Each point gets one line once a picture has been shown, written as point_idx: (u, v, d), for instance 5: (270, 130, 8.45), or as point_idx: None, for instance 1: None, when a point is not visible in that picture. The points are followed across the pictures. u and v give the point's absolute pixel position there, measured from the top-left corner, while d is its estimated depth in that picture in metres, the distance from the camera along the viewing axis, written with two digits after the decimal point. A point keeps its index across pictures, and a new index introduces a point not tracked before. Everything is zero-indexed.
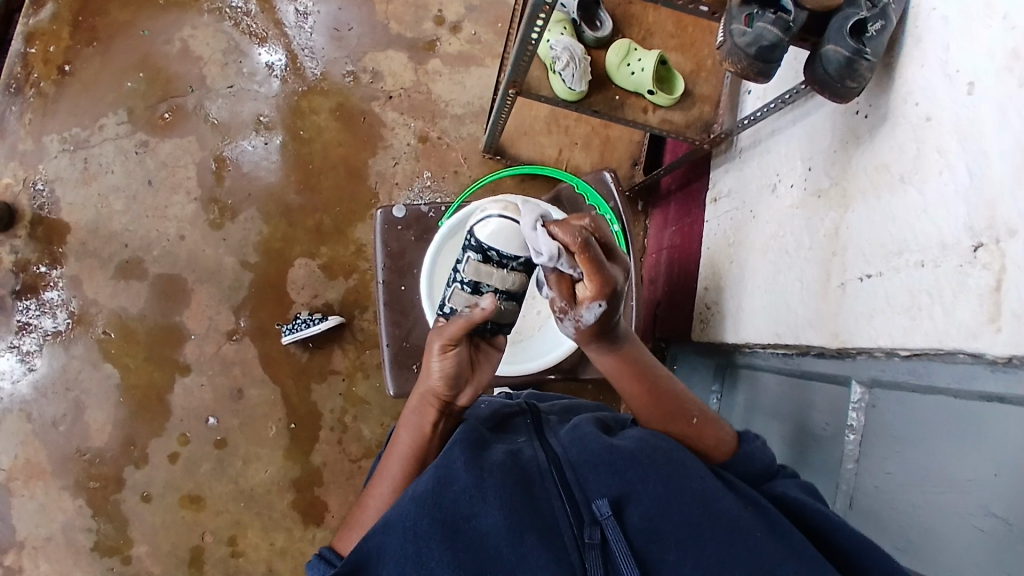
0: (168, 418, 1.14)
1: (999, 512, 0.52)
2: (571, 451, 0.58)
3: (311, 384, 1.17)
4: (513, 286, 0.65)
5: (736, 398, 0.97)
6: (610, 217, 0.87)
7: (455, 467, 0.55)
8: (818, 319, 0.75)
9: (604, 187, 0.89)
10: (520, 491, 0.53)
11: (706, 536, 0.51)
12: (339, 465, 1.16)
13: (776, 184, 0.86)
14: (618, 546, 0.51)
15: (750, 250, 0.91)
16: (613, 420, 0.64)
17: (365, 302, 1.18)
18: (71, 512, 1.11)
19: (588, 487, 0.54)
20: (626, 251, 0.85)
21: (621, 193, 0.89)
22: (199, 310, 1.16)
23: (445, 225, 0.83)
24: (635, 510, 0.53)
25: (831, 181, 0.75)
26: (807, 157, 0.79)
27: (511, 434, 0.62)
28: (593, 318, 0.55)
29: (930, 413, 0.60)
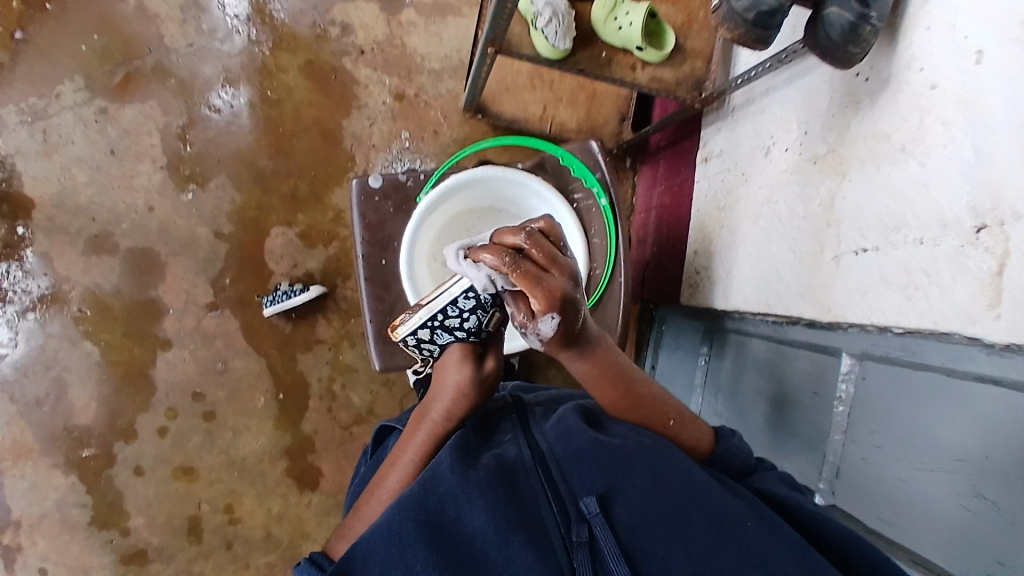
0: (154, 393, 1.13)
1: (988, 495, 0.53)
2: (558, 449, 0.58)
3: (297, 353, 1.17)
4: (489, 325, 0.61)
5: (723, 362, 0.97)
6: (598, 190, 0.83)
7: (442, 469, 0.55)
8: (808, 292, 0.74)
9: (589, 157, 0.84)
10: (506, 492, 0.53)
11: (694, 527, 0.51)
12: (330, 432, 1.18)
13: (770, 147, 0.82)
14: (605, 542, 0.51)
15: (741, 216, 0.88)
16: (597, 410, 0.65)
17: (347, 270, 1.16)
18: (62, 490, 1.10)
19: (576, 487, 0.55)
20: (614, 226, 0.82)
21: (608, 162, 0.84)
22: (176, 284, 1.13)
23: (425, 201, 0.79)
24: (622, 506, 0.53)
25: (827, 148, 0.71)
26: (804, 119, 0.76)
27: (499, 434, 0.62)
28: (554, 329, 0.49)
29: (920, 392, 0.60)
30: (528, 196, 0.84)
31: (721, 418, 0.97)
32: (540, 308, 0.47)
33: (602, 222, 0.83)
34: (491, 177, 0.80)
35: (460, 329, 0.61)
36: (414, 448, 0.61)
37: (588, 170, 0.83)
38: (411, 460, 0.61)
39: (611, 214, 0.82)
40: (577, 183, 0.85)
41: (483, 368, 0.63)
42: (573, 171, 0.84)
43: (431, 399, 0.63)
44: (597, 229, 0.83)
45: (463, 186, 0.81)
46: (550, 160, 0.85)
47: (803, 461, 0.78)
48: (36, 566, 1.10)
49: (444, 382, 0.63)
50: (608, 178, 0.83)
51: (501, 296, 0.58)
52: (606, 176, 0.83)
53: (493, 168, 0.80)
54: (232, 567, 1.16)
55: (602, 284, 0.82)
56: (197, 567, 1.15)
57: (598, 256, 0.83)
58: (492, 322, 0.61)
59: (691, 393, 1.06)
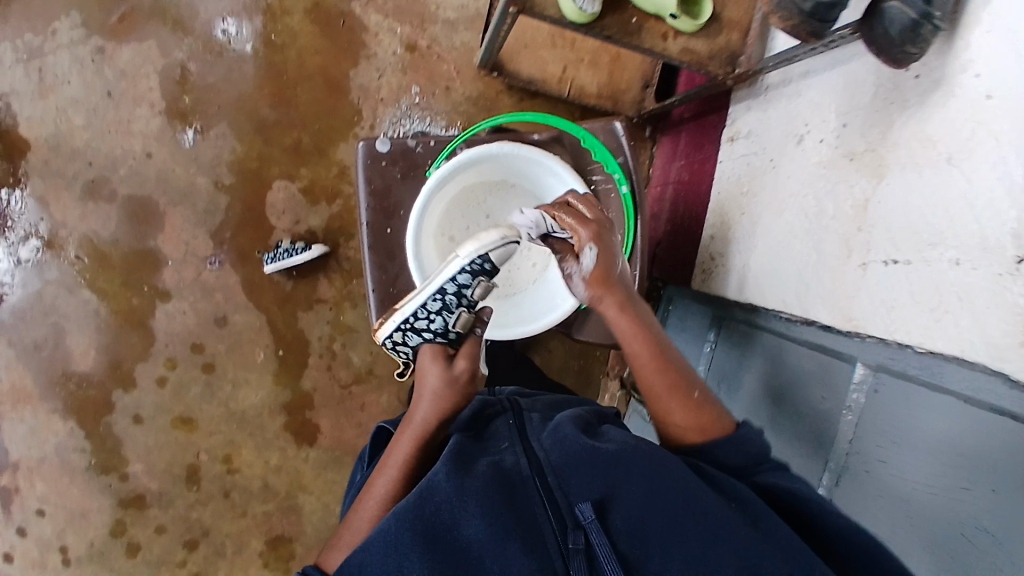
0: (153, 343, 1.12)
1: (990, 529, 0.52)
2: (553, 454, 0.57)
3: (297, 311, 1.15)
4: (461, 327, 0.66)
5: (730, 349, 0.94)
6: (619, 175, 0.78)
7: (437, 480, 0.54)
8: (830, 296, 0.71)
9: (613, 139, 0.80)
10: (503, 497, 0.52)
11: (690, 534, 0.51)
12: (329, 390, 1.18)
13: (804, 135, 0.77)
14: (602, 550, 0.50)
15: (765, 205, 0.84)
16: (592, 417, 0.64)
17: (350, 229, 1.14)
18: (62, 434, 1.11)
19: (573, 493, 0.53)
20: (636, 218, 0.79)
21: (632, 146, 0.80)
22: (175, 235, 1.10)
23: (435, 177, 0.74)
24: (618, 514, 0.52)
25: (867, 145, 0.66)
26: (843, 110, 0.70)
27: (494, 437, 0.61)
28: (594, 261, 0.68)
29: (935, 414, 0.58)
30: (543, 173, 0.80)
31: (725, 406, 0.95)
32: (588, 238, 0.67)
33: (620, 209, 0.79)
34: (506, 153, 0.76)
35: (429, 331, 0.67)
36: (404, 447, 0.61)
37: (610, 154, 0.78)
38: (402, 461, 0.60)
39: (631, 203, 0.78)
40: (597, 166, 0.80)
41: (458, 368, 0.65)
42: (594, 155, 0.79)
43: (415, 403, 0.64)
44: (615, 216, 0.79)
45: (476, 161, 0.76)
46: (570, 140, 0.80)
47: (805, 463, 0.76)
48: (35, 507, 1.12)
49: (426, 385, 0.64)
50: (631, 164, 0.79)
51: (464, 295, 0.66)
52: (628, 160, 0.80)
53: (509, 144, 0.75)
54: (230, 515, 1.19)
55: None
56: (196, 513, 1.17)
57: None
58: (462, 324, 0.66)
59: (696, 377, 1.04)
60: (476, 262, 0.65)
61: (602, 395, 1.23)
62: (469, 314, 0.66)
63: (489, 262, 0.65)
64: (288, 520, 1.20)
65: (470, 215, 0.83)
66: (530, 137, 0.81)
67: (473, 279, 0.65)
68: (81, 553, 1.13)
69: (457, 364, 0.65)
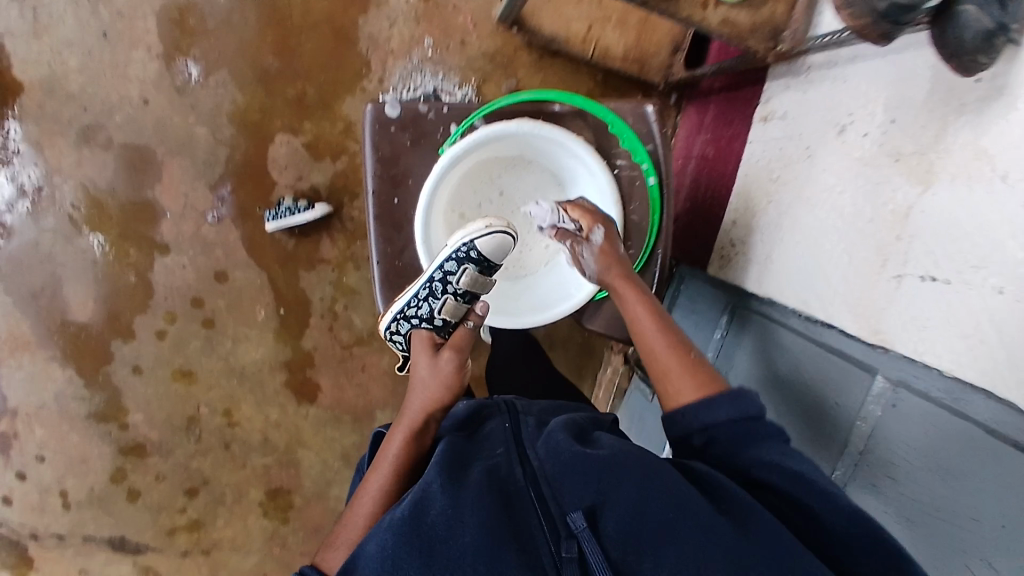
0: (151, 296, 1.10)
1: (999, 556, 0.53)
2: (548, 463, 0.56)
3: (299, 271, 1.13)
4: (451, 315, 0.73)
5: (741, 335, 0.93)
6: (647, 167, 0.75)
7: (431, 495, 0.53)
8: (856, 304, 0.67)
9: (644, 126, 0.76)
10: (497, 507, 0.51)
11: (681, 535, 0.49)
12: (330, 350, 1.17)
13: (846, 126, 0.71)
14: (594, 555, 0.49)
15: (795, 196, 0.79)
16: (586, 424, 0.63)
17: (355, 189, 1.11)
18: (61, 382, 1.11)
19: (565, 501, 0.52)
20: (660, 215, 0.76)
21: (663, 134, 0.75)
22: (173, 186, 1.07)
23: (448, 155, 0.70)
24: (610, 519, 0.51)
25: (915, 147, 0.61)
26: (891, 105, 0.64)
27: (489, 443, 0.60)
28: (602, 238, 0.71)
29: (953, 444, 0.58)
30: (563, 153, 0.75)
31: None
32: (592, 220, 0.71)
33: (646, 201, 0.76)
34: (527, 132, 0.71)
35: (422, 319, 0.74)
36: (400, 443, 0.61)
37: (638, 143, 0.74)
38: (399, 456, 0.60)
39: (657, 196, 0.75)
40: (625, 155, 0.75)
41: (444, 367, 0.68)
42: (622, 141, 0.75)
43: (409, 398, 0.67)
44: (639, 207, 0.76)
45: (495, 138, 0.72)
46: (597, 123, 0.75)
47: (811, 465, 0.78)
48: (35, 452, 1.13)
49: (421, 386, 0.67)
50: (661, 154, 0.75)
51: (451, 282, 0.72)
52: (657, 148, 0.75)
53: (532, 122, 0.71)
54: (230, 466, 1.20)
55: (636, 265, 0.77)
56: (195, 464, 1.18)
57: (636, 236, 0.77)
58: (452, 313, 0.73)
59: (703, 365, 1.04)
60: (462, 249, 0.69)
61: (603, 369, 1.21)
62: (456, 302, 0.72)
63: (472, 246, 0.69)
64: (287, 474, 1.22)
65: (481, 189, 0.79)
66: (554, 114, 0.75)
67: (460, 267, 0.71)
68: (81, 497, 1.15)
69: (443, 364, 0.68)
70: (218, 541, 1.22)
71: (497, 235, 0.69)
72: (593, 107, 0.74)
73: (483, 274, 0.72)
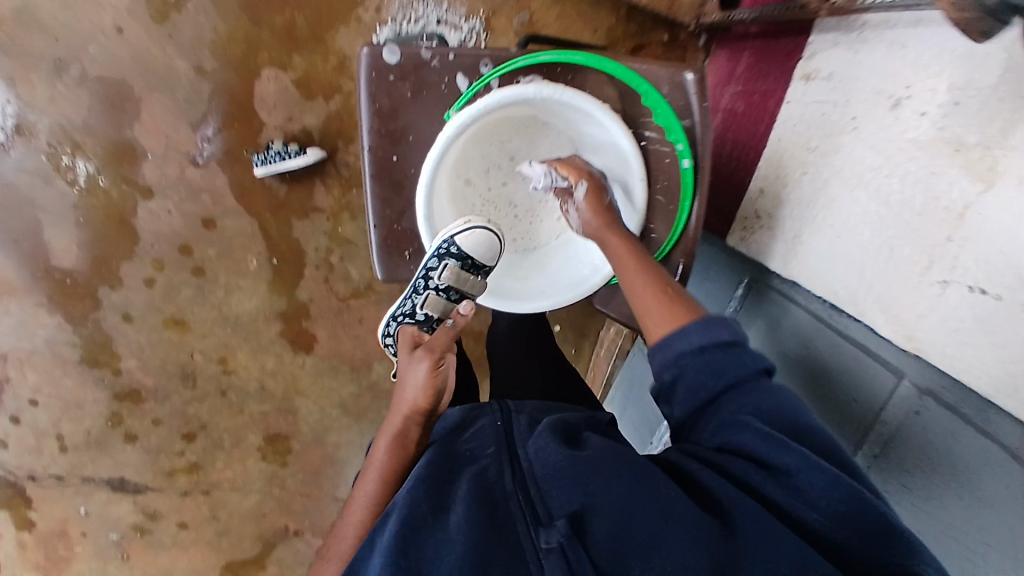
0: (138, 242, 1.06)
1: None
2: (537, 463, 0.52)
3: (291, 220, 1.08)
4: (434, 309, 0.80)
5: (757, 309, 0.89)
6: (682, 147, 0.69)
7: (421, 511, 0.50)
8: (892, 305, 0.63)
9: (680, 96, 0.68)
10: (482, 518, 0.48)
11: (670, 541, 0.46)
12: (326, 302, 1.14)
13: (901, 100, 0.62)
14: (576, 552, 0.45)
15: (834, 172, 0.71)
16: (578, 422, 0.60)
17: (350, 133, 1.05)
18: (50, 328, 1.08)
19: (552, 504, 0.49)
20: (691, 197, 0.70)
21: (703, 105, 0.68)
22: (155, 126, 1.01)
23: (452, 126, 0.66)
24: (599, 526, 0.47)
25: (980, 138, 0.53)
26: (956, 84, 0.56)
27: (478, 443, 0.57)
28: (585, 194, 0.70)
29: (972, 465, 0.57)
30: (585, 119, 0.71)
31: None
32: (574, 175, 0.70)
33: (677, 183, 0.71)
34: (545, 96, 0.67)
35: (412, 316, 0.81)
36: (384, 447, 0.62)
37: (675, 120, 0.68)
38: (383, 460, 0.60)
39: (691, 180, 0.70)
40: (657, 130, 0.70)
41: (418, 375, 0.66)
42: (655, 116, 0.69)
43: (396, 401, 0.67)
44: (666, 187, 0.72)
45: (509, 101, 0.67)
46: (629, 92, 0.69)
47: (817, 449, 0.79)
48: (29, 396, 1.12)
49: (402, 395, 0.66)
50: (698, 132, 0.68)
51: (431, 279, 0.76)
52: (695, 124, 0.69)
53: (550, 87, 0.66)
54: (228, 412, 1.19)
55: (661, 250, 0.73)
56: (193, 409, 1.17)
57: (661, 220, 0.73)
58: (435, 306, 0.79)
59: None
60: (443, 245, 0.72)
61: (605, 329, 1.17)
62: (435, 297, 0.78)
63: (450, 247, 0.72)
64: (285, 420, 1.21)
65: (491, 154, 0.76)
66: (579, 81, 0.70)
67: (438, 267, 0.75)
68: (79, 440, 1.15)
69: (418, 365, 0.68)
70: (217, 482, 1.22)
71: (477, 231, 0.73)
72: (624, 75, 0.68)
73: (464, 270, 0.75)
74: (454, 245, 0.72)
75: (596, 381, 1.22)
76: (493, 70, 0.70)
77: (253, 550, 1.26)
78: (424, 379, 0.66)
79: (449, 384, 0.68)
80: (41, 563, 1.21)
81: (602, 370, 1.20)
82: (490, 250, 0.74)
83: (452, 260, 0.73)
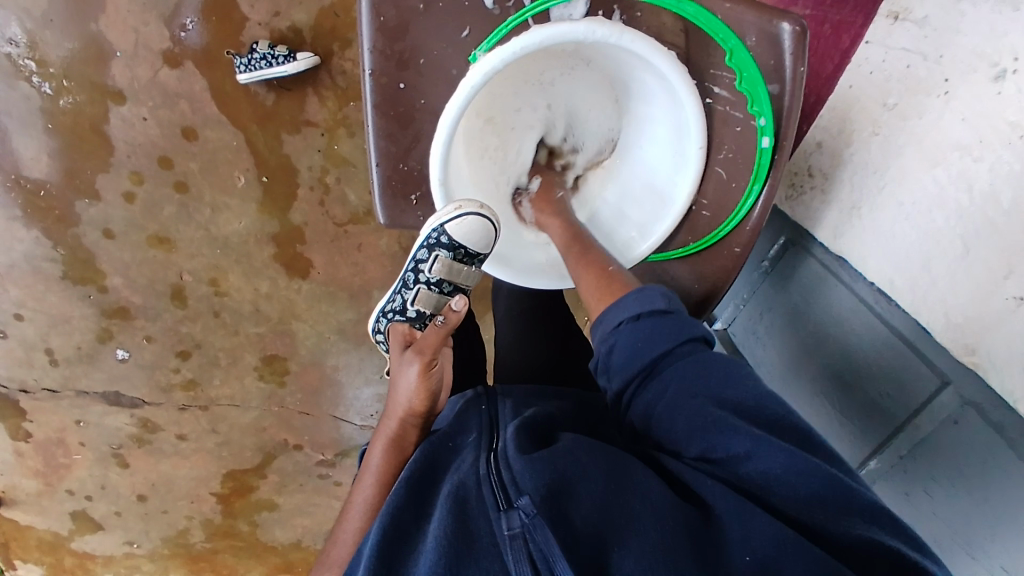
0: (113, 153, 0.96)
1: None
2: (509, 447, 0.50)
3: (281, 134, 0.98)
4: (425, 303, 0.76)
5: (784, 279, 0.80)
6: (765, 123, 0.57)
7: (404, 520, 0.46)
8: (957, 315, 0.56)
9: (771, 54, 0.56)
10: (457, 514, 0.44)
11: (649, 526, 0.43)
12: (322, 226, 1.06)
13: (1007, 74, 0.53)
14: (542, 533, 0.41)
15: (910, 144, 0.61)
16: (556, 421, 0.57)
17: (346, 33, 0.93)
18: (28, 243, 1.02)
19: (521, 482, 0.46)
20: (757, 183, 0.60)
21: (797, 68, 0.56)
22: (121, 18, 0.89)
23: (483, 70, 0.55)
24: (575, 513, 0.43)
25: None
26: None
27: (459, 433, 0.56)
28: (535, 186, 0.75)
29: (1014, 490, 0.53)
30: (643, 66, 0.59)
31: (753, 339, 0.87)
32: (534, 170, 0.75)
33: (746, 161, 0.60)
34: (598, 38, 0.55)
35: (402, 314, 0.78)
36: (381, 451, 0.60)
37: (762, 87, 0.57)
38: (380, 465, 0.59)
39: (766, 163, 0.59)
40: (734, 92, 0.58)
41: (409, 379, 0.64)
42: (739, 80, 0.57)
43: (388, 408, 0.64)
44: (727, 158, 0.61)
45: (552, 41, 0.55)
46: (706, 40, 0.57)
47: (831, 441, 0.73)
48: (13, 311, 1.08)
49: (395, 399, 0.64)
50: (786, 102, 0.57)
51: (421, 270, 0.74)
52: (783, 93, 0.57)
53: (606, 27, 0.54)
54: (222, 332, 1.13)
55: (713, 234, 0.63)
56: (186, 328, 1.12)
57: (714, 195, 0.63)
58: (425, 300, 0.76)
59: (727, 296, 0.94)
60: (433, 233, 0.67)
61: None
62: (427, 291, 0.75)
63: (440, 232, 0.67)
64: (281, 343, 1.16)
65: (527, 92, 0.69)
66: (632, 9, 0.58)
67: (428, 254, 0.71)
68: (70, 354, 1.12)
69: (408, 367, 0.65)
70: (216, 399, 1.19)
71: (469, 216, 0.66)
72: (705, 20, 0.56)
73: (457, 260, 0.71)
74: (445, 233, 0.68)
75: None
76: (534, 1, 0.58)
77: (255, 461, 1.25)
78: (416, 381, 0.63)
79: (443, 383, 0.66)
80: (42, 469, 1.23)
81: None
82: (486, 237, 0.68)
83: (443, 249, 0.69)
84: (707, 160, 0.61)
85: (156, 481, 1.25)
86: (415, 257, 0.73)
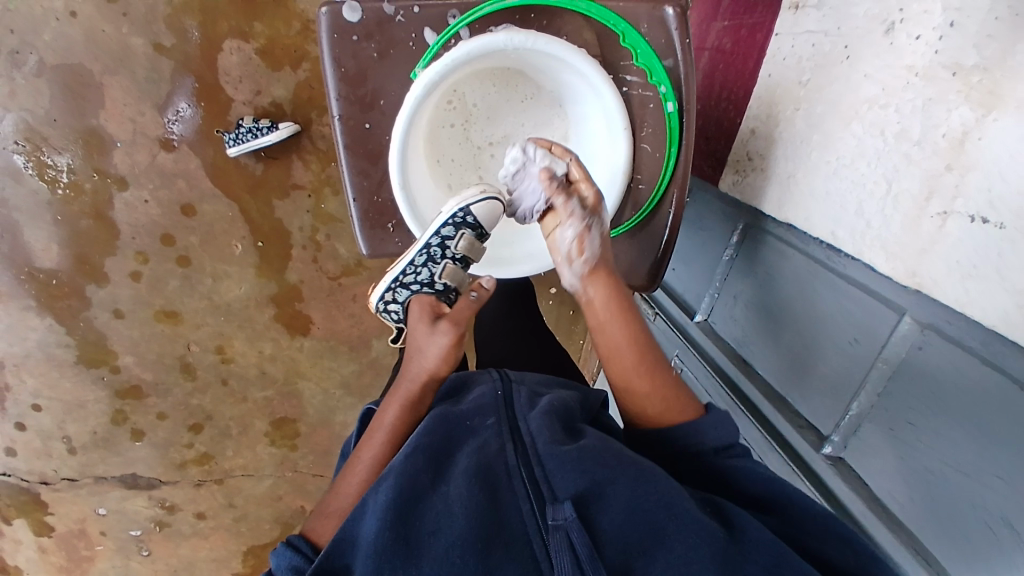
0: (118, 236, 1.04)
1: (1016, 526, 0.52)
2: (540, 438, 0.51)
3: (272, 200, 1.06)
4: (450, 276, 0.73)
5: (753, 258, 0.86)
6: (665, 90, 0.67)
7: (421, 483, 0.48)
8: (893, 244, 0.60)
9: (662, 34, 0.66)
10: (485, 493, 0.46)
11: (672, 532, 0.45)
12: (317, 282, 1.12)
13: (895, 25, 0.59)
14: (580, 537, 0.44)
15: (830, 108, 0.68)
16: (573, 409, 0.58)
17: (322, 102, 1.03)
18: (42, 331, 1.08)
19: (555, 484, 0.48)
20: (675, 146, 0.69)
21: (685, 40, 0.66)
22: (118, 111, 0.99)
23: (420, 86, 0.64)
24: (605, 513, 0.46)
25: (978, 64, 0.51)
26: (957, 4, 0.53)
27: (478, 414, 0.55)
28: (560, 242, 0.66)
29: (987, 408, 0.53)
30: (565, 68, 0.68)
31: (735, 324, 0.92)
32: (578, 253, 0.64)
33: (663, 130, 0.69)
34: (518, 45, 0.65)
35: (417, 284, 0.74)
36: (396, 408, 0.63)
37: (656, 61, 0.66)
38: (394, 421, 0.62)
39: (676, 125, 0.68)
40: (640, 74, 0.68)
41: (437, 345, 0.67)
42: (636, 57, 0.67)
43: (409, 361, 0.67)
44: (651, 134, 0.70)
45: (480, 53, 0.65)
46: (605, 31, 0.67)
47: (814, 401, 0.75)
48: (30, 401, 1.12)
49: (416, 360, 0.67)
50: (681, 72, 0.66)
51: (445, 246, 0.71)
52: (678, 65, 0.66)
53: (522, 35, 0.64)
54: (230, 400, 1.17)
55: (651, 200, 0.72)
56: (196, 400, 1.16)
57: (648, 170, 0.71)
58: (450, 274, 0.73)
59: (704, 287, 1.00)
60: (460, 212, 0.68)
61: None
62: (455, 266, 0.72)
63: (467, 215, 0.68)
64: (289, 405, 1.19)
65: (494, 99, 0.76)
66: (560, 32, 0.67)
67: (456, 231, 0.70)
68: (86, 439, 1.15)
69: (439, 338, 0.66)
70: (230, 470, 1.21)
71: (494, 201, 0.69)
72: (599, 14, 0.66)
73: (479, 238, 0.71)
74: (471, 214, 0.69)
75: (587, 365, 1.31)
76: (460, 17, 0.66)
77: (273, 533, 1.25)
78: (444, 350, 0.66)
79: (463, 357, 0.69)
80: (64, 564, 1.24)
81: (592, 356, 1.29)
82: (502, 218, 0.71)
83: (469, 229, 0.70)
84: (634, 140, 0.70)
85: (177, 565, 1.25)
86: (441, 234, 0.70)
